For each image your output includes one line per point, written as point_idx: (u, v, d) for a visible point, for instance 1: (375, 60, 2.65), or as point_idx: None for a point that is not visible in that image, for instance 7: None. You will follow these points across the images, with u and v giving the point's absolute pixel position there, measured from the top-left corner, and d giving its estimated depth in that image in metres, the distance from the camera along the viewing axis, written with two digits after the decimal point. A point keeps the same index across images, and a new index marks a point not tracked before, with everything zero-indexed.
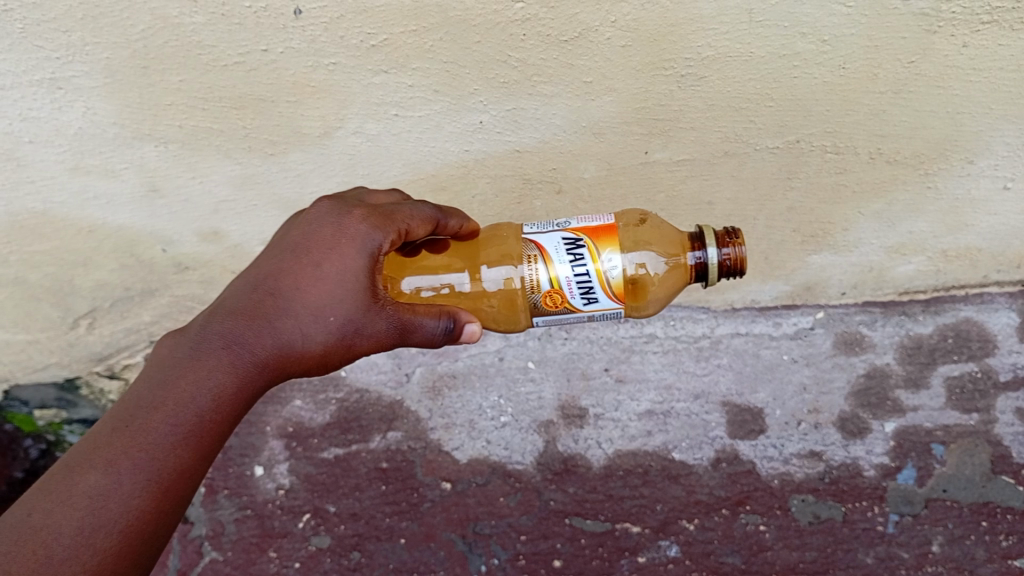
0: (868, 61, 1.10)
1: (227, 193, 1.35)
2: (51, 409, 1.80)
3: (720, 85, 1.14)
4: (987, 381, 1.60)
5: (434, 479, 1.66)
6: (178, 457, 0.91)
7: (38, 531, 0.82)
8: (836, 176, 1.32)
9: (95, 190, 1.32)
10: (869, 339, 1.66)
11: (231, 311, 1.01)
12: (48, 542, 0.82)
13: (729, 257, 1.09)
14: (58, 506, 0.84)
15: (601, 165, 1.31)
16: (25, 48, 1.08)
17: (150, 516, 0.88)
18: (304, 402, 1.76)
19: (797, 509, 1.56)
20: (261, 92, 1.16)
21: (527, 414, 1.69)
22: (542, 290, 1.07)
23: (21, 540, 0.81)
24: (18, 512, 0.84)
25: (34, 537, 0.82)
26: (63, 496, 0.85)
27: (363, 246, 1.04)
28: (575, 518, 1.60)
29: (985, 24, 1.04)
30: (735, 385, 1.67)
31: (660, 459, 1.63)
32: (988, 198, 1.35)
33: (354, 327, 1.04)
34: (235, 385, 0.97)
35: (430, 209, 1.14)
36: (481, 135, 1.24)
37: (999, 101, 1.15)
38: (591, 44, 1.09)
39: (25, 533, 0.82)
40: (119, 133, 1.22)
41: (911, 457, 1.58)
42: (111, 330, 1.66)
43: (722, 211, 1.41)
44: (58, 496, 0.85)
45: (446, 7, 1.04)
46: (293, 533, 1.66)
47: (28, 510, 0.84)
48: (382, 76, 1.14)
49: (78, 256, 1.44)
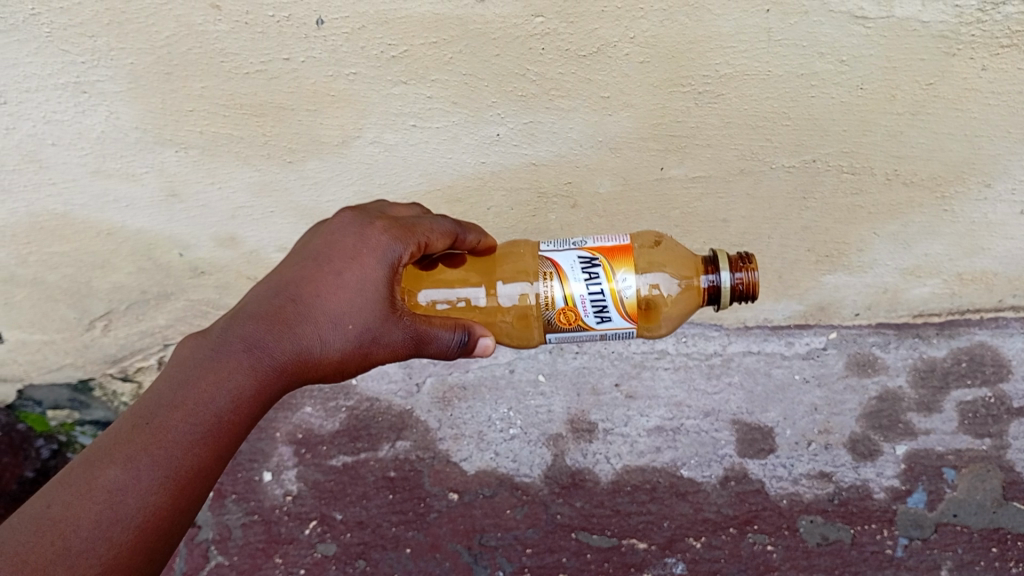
0: (887, 82, 1.10)
1: (245, 199, 1.36)
2: (64, 409, 1.82)
3: (737, 103, 1.15)
4: (1000, 407, 1.60)
5: (441, 490, 1.66)
6: (196, 456, 0.92)
7: (57, 523, 0.83)
8: (852, 197, 1.31)
9: (115, 193, 1.33)
10: (882, 361, 1.65)
11: (252, 314, 1.01)
12: (66, 534, 0.83)
13: (741, 281, 1.09)
14: (76, 499, 0.85)
15: (617, 180, 1.31)
16: (51, 51, 1.10)
17: (166, 513, 0.89)
18: (314, 409, 1.77)
19: (805, 530, 1.55)
20: (281, 101, 1.17)
21: (536, 427, 1.69)
22: (556, 307, 1.07)
23: (41, 531, 0.83)
24: (37, 503, 0.85)
25: (53, 527, 0.83)
26: (83, 489, 0.86)
27: (384, 257, 1.05)
28: (582, 533, 1.60)
29: (1003, 48, 1.04)
30: (745, 404, 1.66)
31: (669, 475, 1.62)
32: (1005, 222, 1.35)
33: (371, 336, 1.05)
34: (254, 388, 0.97)
35: (449, 223, 1.14)
36: (498, 147, 1.25)
37: (1018, 124, 1.15)
38: (610, 60, 1.09)
39: (44, 523, 0.83)
40: (141, 138, 1.23)
41: (922, 481, 1.57)
42: (125, 332, 1.67)
43: (736, 228, 1.41)
44: (77, 488, 0.85)
45: (467, 20, 1.05)
46: (300, 539, 1.66)
47: (47, 502, 0.85)
48: (402, 87, 1.15)
49: (96, 258, 1.46)
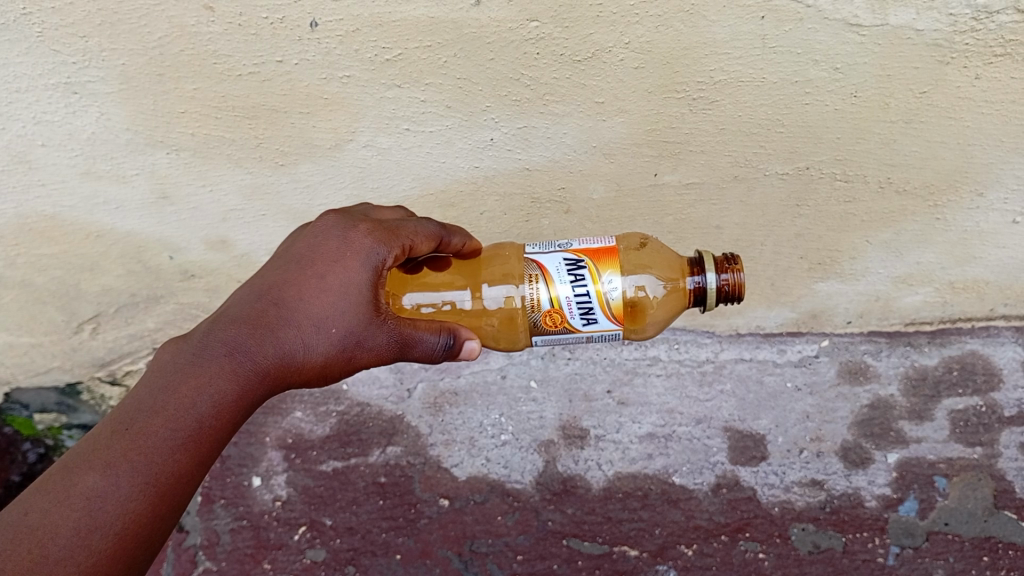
0: (880, 90, 1.10)
1: (236, 202, 1.35)
2: (51, 413, 1.80)
3: (731, 110, 1.15)
4: (991, 415, 1.60)
5: (432, 496, 1.65)
6: (177, 461, 0.91)
7: (35, 531, 0.82)
8: (845, 205, 1.32)
9: (105, 195, 1.32)
10: (873, 369, 1.65)
11: (234, 319, 1.00)
12: (44, 542, 0.82)
13: (727, 282, 1.09)
14: (55, 506, 0.84)
15: (610, 186, 1.31)
16: (42, 51, 1.09)
17: (146, 520, 0.87)
18: (304, 414, 1.76)
19: (797, 537, 1.55)
20: (274, 103, 1.16)
21: (527, 433, 1.68)
22: (542, 309, 1.06)
23: (17, 540, 0.81)
24: (14, 511, 0.84)
25: (30, 535, 0.82)
26: (61, 496, 0.84)
27: (367, 260, 1.05)
28: (574, 540, 1.59)
29: (997, 57, 1.04)
30: (737, 411, 1.66)
31: (660, 482, 1.62)
32: (997, 231, 1.35)
33: (355, 340, 1.04)
34: (236, 392, 0.96)
35: (434, 226, 1.14)
36: (491, 152, 1.24)
37: (1010, 133, 1.15)
38: (604, 65, 1.09)
39: (21, 532, 0.82)
40: (132, 139, 1.22)
41: (913, 489, 1.56)
42: (114, 335, 1.65)
43: (729, 235, 1.41)
44: (55, 496, 0.84)
45: (462, 24, 1.04)
46: (289, 545, 1.65)
47: (25, 510, 0.83)
48: (395, 90, 1.14)
49: (85, 260, 1.45)
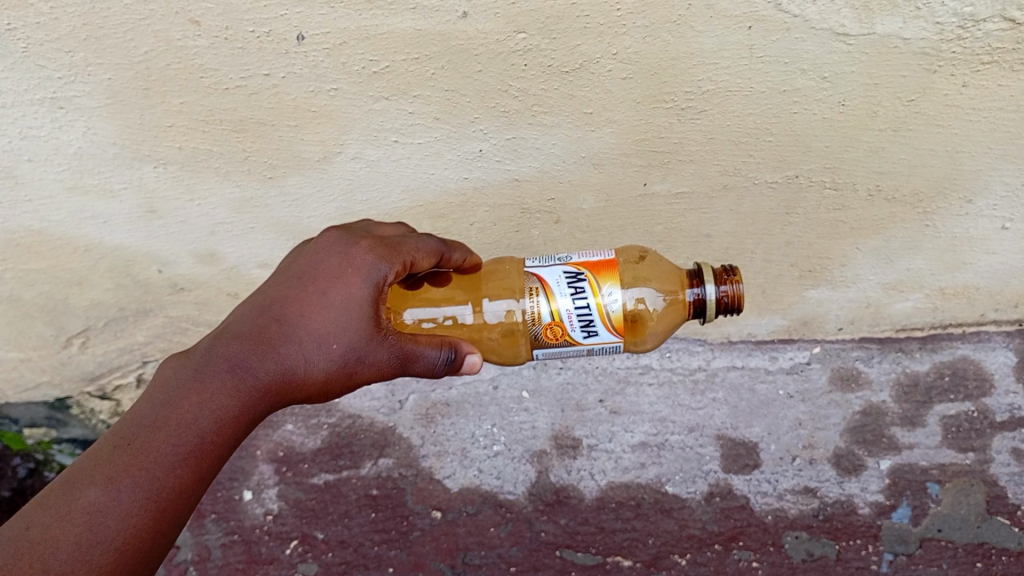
0: (868, 99, 1.10)
1: (224, 215, 1.35)
2: (41, 428, 1.80)
3: (720, 119, 1.15)
4: (983, 420, 1.60)
5: (424, 508, 1.64)
6: (178, 477, 0.89)
7: (36, 545, 0.81)
8: (835, 213, 1.32)
9: (92, 210, 1.31)
10: (865, 375, 1.65)
11: (236, 335, 0.99)
12: (44, 557, 0.81)
13: (726, 294, 1.09)
14: (56, 520, 0.83)
15: (600, 196, 1.31)
16: (26, 67, 1.08)
17: (147, 535, 0.86)
18: (295, 427, 1.75)
19: (791, 546, 1.55)
20: (262, 116, 1.16)
21: (520, 444, 1.68)
22: (543, 322, 1.06)
23: (18, 553, 0.80)
24: (16, 525, 0.82)
25: (31, 550, 0.81)
26: (62, 511, 0.83)
27: (368, 277, 1.04)
28: (567, 550, 1.58)
29: (984, 65, 1.05)
30: (730, 419, 1.66)
31: (653, 491, 1.61)
32: (986, 237, 1.36)
33: (355, 356, 1.03)
34: (238, 408, 0.95)
35: (435, 241, 1.13)
36: (481, 163, 1.24)
37: (998, 140, 1.16)
38: (593, 76, 1.09)
39: (22, 546, 0.80)
40: (119, 154, 1.21)
41: (906, 495, 1.56)
42: (103, 349, 1.64)
43: (719, 243, 1.41)
44: (57, 510, 0.83)
45: (450, 36, 1.04)
46: (280, 559, 1.64)
47: (26, 524, 0.82)
48: (383, 103, 1.14)
49: (72, 275, 1.44)
